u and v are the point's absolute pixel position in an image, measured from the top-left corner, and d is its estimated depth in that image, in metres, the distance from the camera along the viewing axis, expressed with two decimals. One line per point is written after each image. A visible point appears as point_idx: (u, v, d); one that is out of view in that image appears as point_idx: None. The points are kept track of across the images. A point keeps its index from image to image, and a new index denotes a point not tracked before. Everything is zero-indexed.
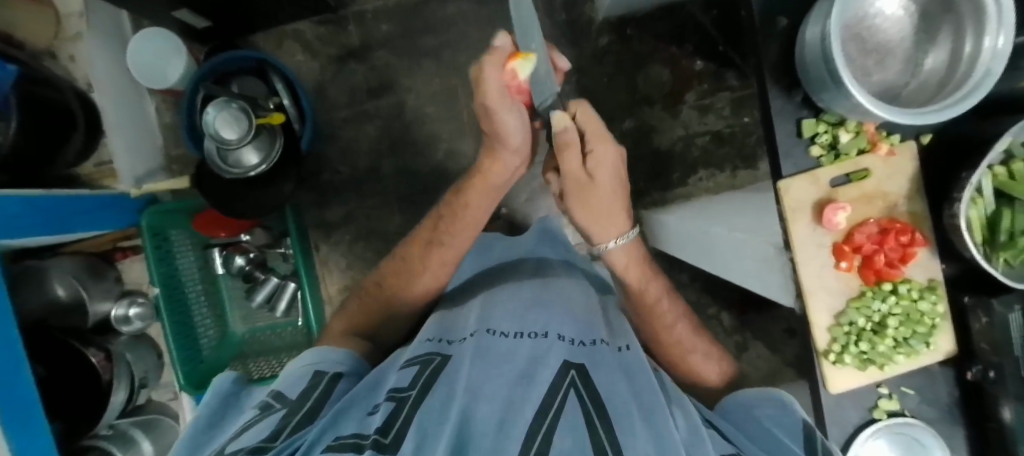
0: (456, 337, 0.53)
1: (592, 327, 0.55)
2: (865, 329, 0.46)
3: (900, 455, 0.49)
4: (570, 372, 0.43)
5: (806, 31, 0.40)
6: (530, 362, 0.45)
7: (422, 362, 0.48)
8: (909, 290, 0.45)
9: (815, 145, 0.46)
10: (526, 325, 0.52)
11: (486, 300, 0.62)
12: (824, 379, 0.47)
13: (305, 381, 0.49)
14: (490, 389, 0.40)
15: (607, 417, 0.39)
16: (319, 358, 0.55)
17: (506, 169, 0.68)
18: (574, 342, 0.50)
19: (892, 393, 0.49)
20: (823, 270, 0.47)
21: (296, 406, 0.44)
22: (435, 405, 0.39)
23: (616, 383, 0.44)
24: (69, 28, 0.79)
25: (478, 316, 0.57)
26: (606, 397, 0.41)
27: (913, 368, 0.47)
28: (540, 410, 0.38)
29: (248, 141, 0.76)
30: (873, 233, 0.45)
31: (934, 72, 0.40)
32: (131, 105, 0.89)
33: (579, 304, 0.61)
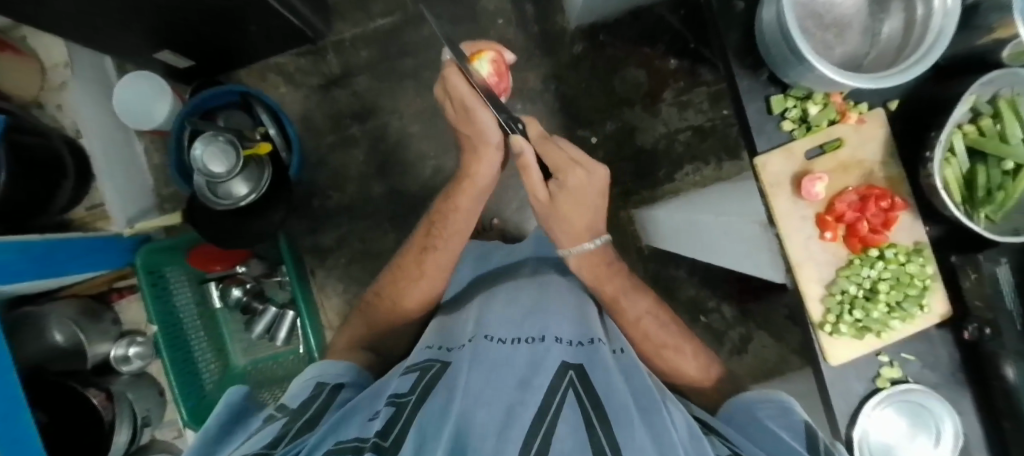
0: (454, 343, 0.54)
1: (589, 326, 0.55)
2: (857, 297, 0.46)
3: (909, 424, 0.48)
4: (569, 373, 0.44)
5: (763, 13, 0.42)
6: (529, 362, 0.45)
7: (421, 368, 0.48)
8: (896, 254, 0.46)
9: (786, 120, 0.47)
10: (522, 328, 0.52)
11: (484, 304, 0.61)
12: (823, 352, 0.48)
13: (307, 394, 0.51)
14: (489, 388, 0.41)
15: (607, 415, 0.39)
16: (323, 371, 0.56)
17: (488, 167, 0.71)
18: (572, 343, 0.50)
19: (892, 360, 0.49)
20: (809, 241, 0.47)
21: (297, 414, 0.45)
22: (434, 410, 0.39)
23: (614, 380, 0.45)
24: (54, 78, 0.81)
25: (475, 321, 0.57)
26: (605, 394, 0.41)
27: (909, 333, 0.47)
28: (537, 409, 0.38)
29: (236, 173, 0.77)
30: (852, 201, 0.46)
31: (892, 39, 0.41)
32: (120, 149, 0.91)
33: (574, 304, 0.61)
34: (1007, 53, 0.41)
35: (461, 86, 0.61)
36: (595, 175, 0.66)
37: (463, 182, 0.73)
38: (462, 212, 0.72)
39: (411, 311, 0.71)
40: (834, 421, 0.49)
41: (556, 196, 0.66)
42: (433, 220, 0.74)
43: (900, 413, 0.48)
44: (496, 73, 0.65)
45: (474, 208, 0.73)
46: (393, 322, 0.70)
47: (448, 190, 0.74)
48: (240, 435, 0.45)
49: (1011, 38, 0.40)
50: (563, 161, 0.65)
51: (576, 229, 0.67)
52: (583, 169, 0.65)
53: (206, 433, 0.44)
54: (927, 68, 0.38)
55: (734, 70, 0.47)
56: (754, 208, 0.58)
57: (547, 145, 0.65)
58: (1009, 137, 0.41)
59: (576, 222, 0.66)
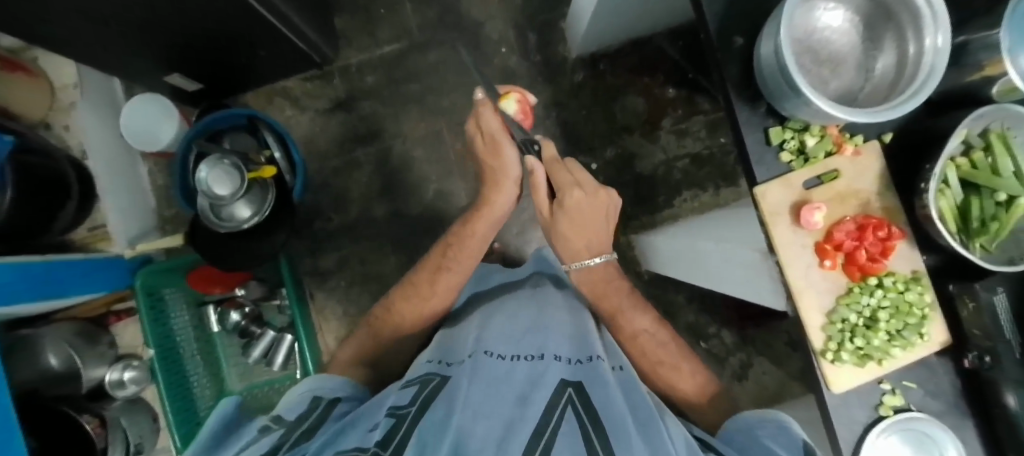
0: (453, 358, 0.52)
1: (587, 342, 0.54)
2: (858, 325, 0.47)
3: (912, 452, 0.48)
4: (568, 390, 0.42)
5: (763, 47, 0.43)
6: (527, 379, 0.44)
7: (419, 382, 0.48)
8: (894, 284, 0.47)
9: (785, 151, 0.48)
10: (520, 344, 0.51)
11: (487, 316, 0.61)
12: (825, 379, 0.48)
13: (302, 407, 0.50)
14: (488, 403, 0.40)
15: (604, 436, 0.38)
16: (318, 383, 0.54)
17: (507, 199, 0.77)
18: (570, 361, 0.48)
19: (895, 387, 0.49)
20: (809, 269, 0.48)
21: (293, 427, 0.45)
22: (430, 425, 0.38)
23: (614, 399, 0.43)
24: (63, 100, 0.82)
25: (473, 337, 0.55)
26: (605, 411, 0.41)
27: (911, 361, 0.47)
28: (531, 427, 0.37)
29: (240, 196, 0.77)
30: (851, 230, 0.47)
31: (885, 75, 0.43)
32: (125, 169, 0.92)
33: (574, 321, 0.59)
34: (996, 90, 0.43)
35: (492, 121, 0.70)
36: (595, 198, 0.71)
37: (481, 210, 0.77)
38: (478, 236, 0.75)
39: (410, 333, 0.70)
40: (838, 451, 0.49)
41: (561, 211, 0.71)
42: (449, 243, 0.75)
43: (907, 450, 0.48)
44: (521, 111, 0.72)
45: (486, 237, 0.76)
46: (396, 334, 0.69)
47: (465, 218, 0.77)
48: (237, 441, 0.45)
49: (999, 76, 0.42)
50: (565, 181, 0.71)
51: (572, 245, 0.72)
52: (581, 190, 0.70)
53: (205, 442, 0.45)
54: (919, 104, 0.39)
55: (734, 102, 0.48)
56: (754, 235, 0.59)
57: (557, 166, 0.72)
58: (1000, 170, 0.42)
59: (578, 236, 0.71)
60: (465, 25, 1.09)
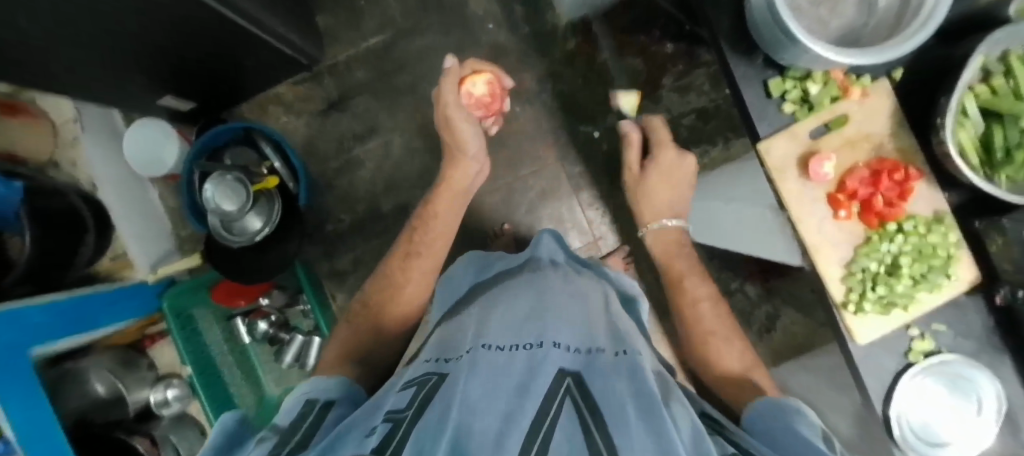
0: (452, 355, 0.52)
1: (588, 329, 0.54)
2: (879, 273, 0.45)
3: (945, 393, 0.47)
4: (567, 381, 0.42)
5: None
6: (524, 372, 0.44)
7: (420, 382, 0.47)
8: (914, 227, 0.45)
9: (787, 102, 0.46)
10: (519, 338, 0.50)
11: (484, 311, 0.60)
12: (849, 333, 0.47)
13: (298, 409, 0.48)
14: (488, 399, 0.40)
15: (603, 418, 0.37)
16: (312, 386, 0.53)
17: (466, 174, 0.78)
18: (571, 349, 0.48)
19: (923, 332, 0.48)
20: (822, 222, 0.47)
21: (287, 435, 0.42)
22: (428, 427, 0.37)
23: (614, 387, 0.42)
24: (66, 134, 0.84)
25: (473, 333, 0.55)
26: (603, 397, 0.41)
27: (938, 303, 0.46)
28: (529, 418, 0.37)
29: (248, 209, 0.79)
30: (864, 177, 0.46)
31: (889, 8, 0.40)
32: (137, 196, 0.94)
33: (574, 306, 0.59)
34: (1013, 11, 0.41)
35: (451, 93, 0.73)
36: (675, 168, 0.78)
37: (442, 188, 0.78)
38: (440, 212, 0.77)
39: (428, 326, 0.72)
40: (869, 402, 0.48)
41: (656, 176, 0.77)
42: (414, 228, 0.77)
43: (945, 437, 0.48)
44: (490, 92, 0.83)
45: (455, 213, 0.78)
46: (370, 324, 0.68)
47: (428, 199, 0.79)
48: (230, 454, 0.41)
49: None
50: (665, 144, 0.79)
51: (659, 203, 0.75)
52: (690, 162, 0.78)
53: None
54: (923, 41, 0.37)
55: (728, 55, 0.46)
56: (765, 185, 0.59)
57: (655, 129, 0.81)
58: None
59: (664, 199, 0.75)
60: (449, 6, 1.05)
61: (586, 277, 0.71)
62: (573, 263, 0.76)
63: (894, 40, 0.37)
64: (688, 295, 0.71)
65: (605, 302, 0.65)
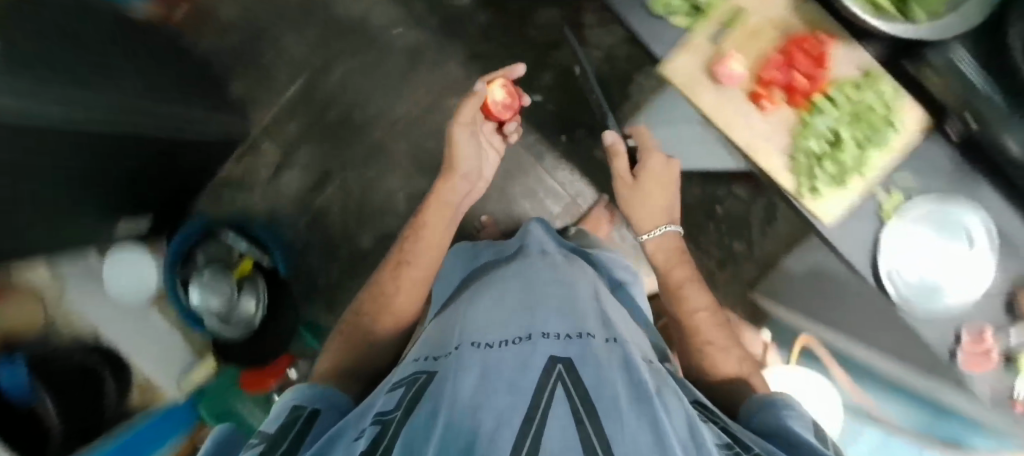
0: (438, 352, 0.51)
1: (579, 311, 0.52)
2: (823, 151, 0.44)
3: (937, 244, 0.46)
4: (558, 367, 0.41)
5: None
6: (513, 367, 0.42)
7: (406, 382, 0.46)
8: (843, 93, 0.43)
9: (676, 16, 0.43)
10: (509, 332, 0.48)
11: (471, 307, 0.59)
12: (810, 215, 0.45)
13: (284, 416, 0.44)
14: (479, 392, 0.38)
15: (596, 406, 0.36)
16: (303, 392, 0.48)
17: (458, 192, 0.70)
18: (560, 336, 0.46)
19: (890, 190, 0.46)
20: (751, 121, 0.45)
21: (275, 442, 0.40)
22: (417, 426, 0.37)
23: (604, 372, 0.41)
24: (52, 296, 0.82)
25: (460, 329, 0.53)
26: (596, 386, 0.38)
27: (891, 158, 0.45)
28: (519, 409, 0.36)
29: (236, 296, 0.85)
30: (777, 62, 0.44)
31: None
32: (142, 318, 0.93)
33: (563, 291, 0.56)
34: None
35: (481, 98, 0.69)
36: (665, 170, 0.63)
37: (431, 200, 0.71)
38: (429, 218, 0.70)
39: None
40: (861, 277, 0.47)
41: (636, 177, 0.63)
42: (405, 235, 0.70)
43: (953, 310, 0.45)
44: (509, 95, 0.76)
45: (445, 229, 0.69)
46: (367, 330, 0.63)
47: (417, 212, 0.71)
48: None
49: None
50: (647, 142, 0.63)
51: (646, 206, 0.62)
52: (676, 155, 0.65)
53: None
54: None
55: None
56: None
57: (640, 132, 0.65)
58: None
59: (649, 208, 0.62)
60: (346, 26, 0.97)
61: (572, 263, 0.67)
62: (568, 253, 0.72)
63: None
64: (683, 293, 0.58)
65: (593, 286, 0.62)
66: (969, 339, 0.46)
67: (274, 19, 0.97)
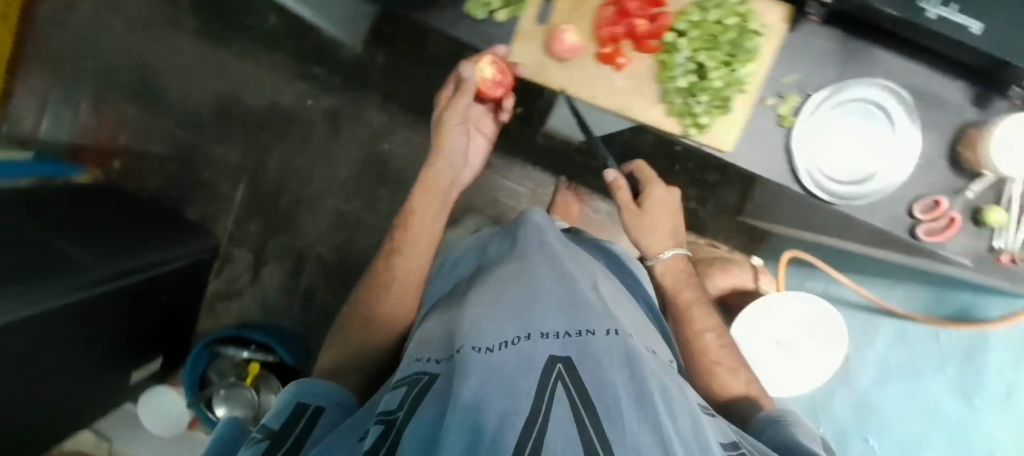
0: (434, 349, 0.33)
1: (577, 289, 0.36)
2: (692, 83, 0.42)
3: (854, 130, 0.43)
4: (557, 366, 0.27)
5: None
6: (513, 360, 0.27)
7: (408, 379, 0.31)
8: (689, 19, 0.41)
9: (496, 12, 0.42)
10: (505, 312, 0.32)
11: (468, 280, 0.43)
12: (710, 146, 0.43)
13: (287, 413, 0.34)
14: (478, 389, 0.24)
15: (605, 413, 0.23)
16: (302, 387, 0.38)
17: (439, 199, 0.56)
18: (562, 333, 0.30)
19: (783, 93, 0.43)
20: (613, 82, 0.43)
21: (280, 438, 0.31)
22: (421, 434, 0.24)
23: (613, 378, 0.26)
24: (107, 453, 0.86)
25: (444, 315, 0.37)
26: (607, 399, 0.25)
27: (768, 62, 0.42)
28: (519, 418, 0.22)
29: (259, 398, 0.90)
30: (612, 16, 0.42)
31: None
32: (192, 446, 0.94)
33: (555, 261, 0.40)
34: None
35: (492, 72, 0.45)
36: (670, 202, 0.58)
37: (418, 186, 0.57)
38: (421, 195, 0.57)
39: None
40: (792, 187, 0.44)
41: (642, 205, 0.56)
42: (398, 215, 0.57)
43: (881, 192, 0.43)
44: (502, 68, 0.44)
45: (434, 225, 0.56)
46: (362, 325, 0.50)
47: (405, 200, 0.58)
48: None
49: None
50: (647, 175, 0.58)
51: (655, 230, 0.55)
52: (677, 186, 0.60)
53: None
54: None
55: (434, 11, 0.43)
56: None
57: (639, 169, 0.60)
58: None
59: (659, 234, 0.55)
60: (264, 117, 0.98)
61: (563, 238, 0.48)
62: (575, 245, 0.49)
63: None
64: (691, 315, 0.52)
65: (588, 266, 0.43)
66: (924, 212, 0.44)
67: (198, 136, 0.99)
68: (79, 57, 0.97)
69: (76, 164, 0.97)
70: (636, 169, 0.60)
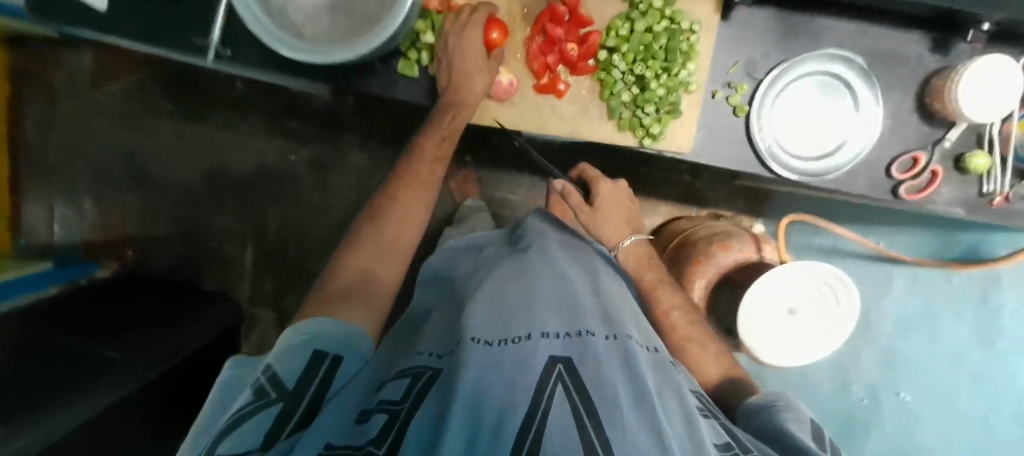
0: (442, 346, 0.35)
1: (576, 292, 0.37)
2: (636, 94, 0.41)
3: (812, 104, 0.42)
4: (556, 366, 0.28)
5: (283, 49, 0.39)
6: (514, 358, 0.29)
7: (411, 373, 0.32)
8: (618, 33, 0.40)
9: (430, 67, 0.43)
10: (506, 316, 0.33)
11: (463, 285, 0.43)
12: (670, 151, 0.42)
13: (300, 364, 0.32)
14: (483, 383, 0.27)
15: (600, 408, 0.25)
16: (311, 327, 0.34)
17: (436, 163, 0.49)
18: (561, 332, 0.31)
19: (733, 83, 0.42)
20: (557, 110, 0.43)
21: (293, 400, 0.30)
22: (423, 430, 0.25)
23: (613, 377, 0.28)
24: None
25: (455, 315, 0.38)
26: (605, 395, 0.26)
27: (709, 57, 0.41)
28: (518, 413, 0.25)
29: None
30: (541, 46, 0.41)
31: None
32: None
33: (554, 263, 0.41)
34: None
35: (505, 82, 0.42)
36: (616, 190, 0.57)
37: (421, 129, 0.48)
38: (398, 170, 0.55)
39: None
40: (764, 173, 0.42)
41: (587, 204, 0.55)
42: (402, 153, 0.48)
43: (851, 162, 0.42)
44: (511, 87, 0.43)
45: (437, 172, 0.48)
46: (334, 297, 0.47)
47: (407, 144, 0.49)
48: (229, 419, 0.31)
49: None
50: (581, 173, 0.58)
51: (607, 223, 0.54)
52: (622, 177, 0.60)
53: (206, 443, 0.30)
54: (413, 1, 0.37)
55: (372, 80, 0.43)
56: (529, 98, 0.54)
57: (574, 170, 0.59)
58: None
59: (612, 225, 0.54)
60: (255, 181, 0.97)
61: (566, 238, 0.48)
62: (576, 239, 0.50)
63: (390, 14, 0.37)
64: (656, 295, 0.50)
65: (589, 268, 0.43)
66: (903, 171, 0.42)
67: (197, 212, 0.98)
68: (71, 161, 0.99)
69: (91, 261, 0.98)
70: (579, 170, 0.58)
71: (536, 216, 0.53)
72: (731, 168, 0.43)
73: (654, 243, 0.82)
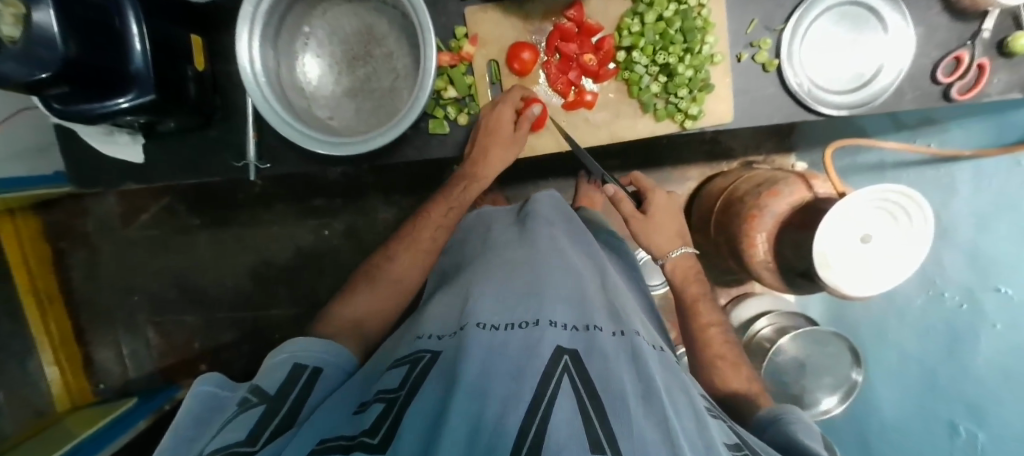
0: (442, 331, 0.37)
1: (583, 287, 0.39)
2: (663, 82, 0.42)
3: (840, 33, 0.41)
4: (563, 357, 0.30)
5: (319, 149, 0.39)
6: (521, 346, 0.31)
7: (410, 358, 0.34)
8: (630, 31, 0.41)
9: (458, 119, 0.44)
10: (515, 305, 0.36)
11: (463, 277, 0.45)
12: (712, 126, 0.43)
13: (282, 376, 0.37)
14: (487, 373, 0.28)
15: (604, 400, 0.27)
16: (299, 346, 0.41)
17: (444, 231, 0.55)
18: (567, 325, 0.34)
19: (757, 40, 0.41)
20: (590, 119, 0.44)
21: (277, 404, 0.34)
22: (428, 418, 0.27)
23: (617, 372, 0.30)
24: None
25: (461, 296, 0.40)
26: (605, 386, 0.28)
27: (723, 24, 0.41)
28: (522, 399, 0.26)
29: None
30: (560, 65, 0.43)
31: (403, 65, 0.43)
32: None
33: (554, 254, 0.43)
34: None
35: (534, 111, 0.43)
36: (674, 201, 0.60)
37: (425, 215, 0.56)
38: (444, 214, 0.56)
39: None
40: (808, 119, 0.42)
41: (648, 211, 0.57)
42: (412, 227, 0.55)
43: (892, 80, 0.41)
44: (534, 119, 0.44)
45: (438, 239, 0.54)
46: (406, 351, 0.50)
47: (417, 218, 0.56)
48: (216, 422, 0.34)
49: None
50: (645, 183, 0.59)
51: (664, 232, 0.57)
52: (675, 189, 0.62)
53: (186, 433, 0.33)
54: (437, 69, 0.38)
55: (407, 148, 0.44)
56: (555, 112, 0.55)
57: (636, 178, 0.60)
58: None
59: (668, 233, 0.57)
60: (296, 265, 0.99)
61: (569, 225, 0.50)
62: (577, 226, 0.51)
63: (418, 87, 0.38)
64: (699, 308, 0.54)
65: (592, 261, 0.46)
66: (948, 74, 0.42)
67: (252, 309, 1.01)
68: (123, 297, 1.03)
69: (171, 386, 1.01)
70: (633, 179, 0.61)
71: (548, 196, 0.54)
72: (774, 124, 0.43)
73: (699, 209, 0.82)
